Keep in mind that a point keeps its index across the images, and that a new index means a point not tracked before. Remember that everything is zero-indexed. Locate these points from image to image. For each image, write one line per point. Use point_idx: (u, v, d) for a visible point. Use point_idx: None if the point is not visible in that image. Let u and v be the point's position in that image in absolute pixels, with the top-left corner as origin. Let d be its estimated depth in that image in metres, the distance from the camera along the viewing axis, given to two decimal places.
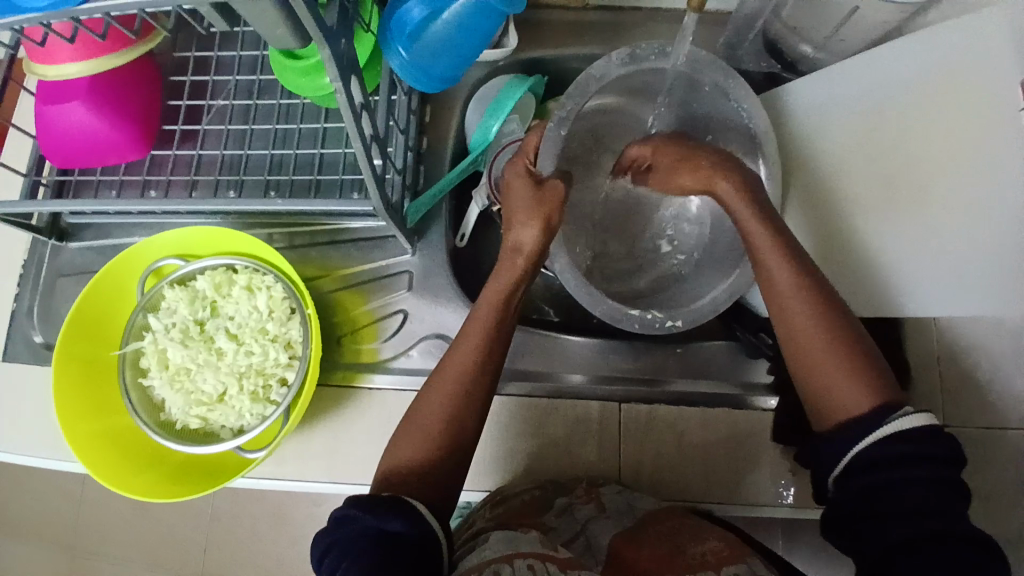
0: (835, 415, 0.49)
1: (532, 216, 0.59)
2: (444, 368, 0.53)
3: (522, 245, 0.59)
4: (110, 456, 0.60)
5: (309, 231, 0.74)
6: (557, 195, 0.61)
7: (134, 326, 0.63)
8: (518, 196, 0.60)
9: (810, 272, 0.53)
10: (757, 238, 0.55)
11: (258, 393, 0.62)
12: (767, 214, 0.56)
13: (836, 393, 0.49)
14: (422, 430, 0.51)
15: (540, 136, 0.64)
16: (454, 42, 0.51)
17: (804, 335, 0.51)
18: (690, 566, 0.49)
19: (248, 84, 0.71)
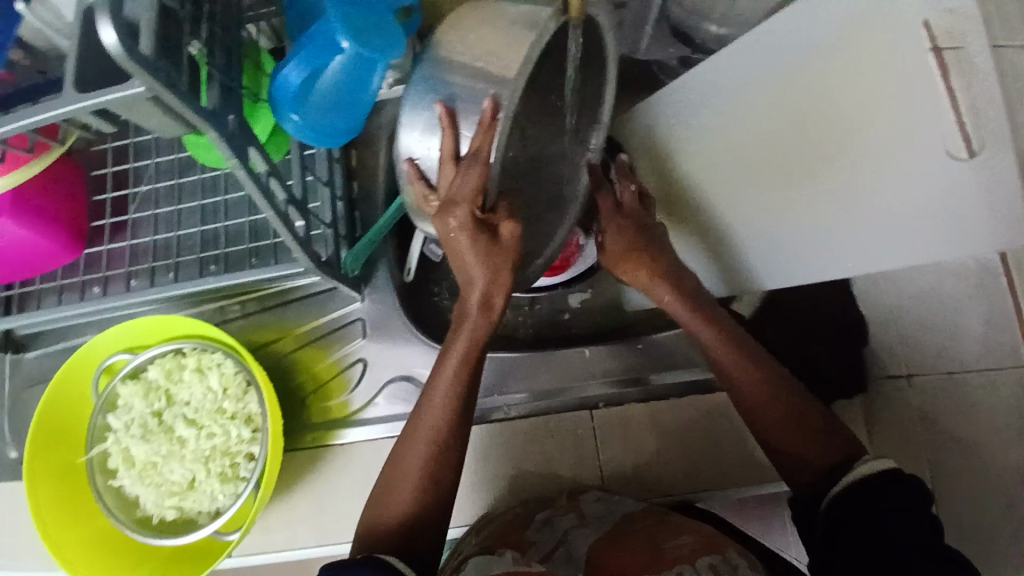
0: (805, 471, 0.54)
1: (492, 269, 0.51)
2: (420, 416, 0.54)
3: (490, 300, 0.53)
4: (94, 564, 0.59)
5: (259, 297, 0.73)
6: (512, 241, 0.52)
7: (95, 428, 0.63)
8: (466, 247, 0.50)
9: (748, 348, 0.58)
10: (704, 338, 0.59)
11: (227, 473, 0.61)
12: (695, 299, 0.60)
13: (806, 456, 0.54)
14: (401, 482, 0.53)
15: (482, 172, 0.48)
16: (343, 97, 0.51)
17: (768, 415, 0.56)
18: (668, 561, 0.50)
19: (169, 165, 0.71)
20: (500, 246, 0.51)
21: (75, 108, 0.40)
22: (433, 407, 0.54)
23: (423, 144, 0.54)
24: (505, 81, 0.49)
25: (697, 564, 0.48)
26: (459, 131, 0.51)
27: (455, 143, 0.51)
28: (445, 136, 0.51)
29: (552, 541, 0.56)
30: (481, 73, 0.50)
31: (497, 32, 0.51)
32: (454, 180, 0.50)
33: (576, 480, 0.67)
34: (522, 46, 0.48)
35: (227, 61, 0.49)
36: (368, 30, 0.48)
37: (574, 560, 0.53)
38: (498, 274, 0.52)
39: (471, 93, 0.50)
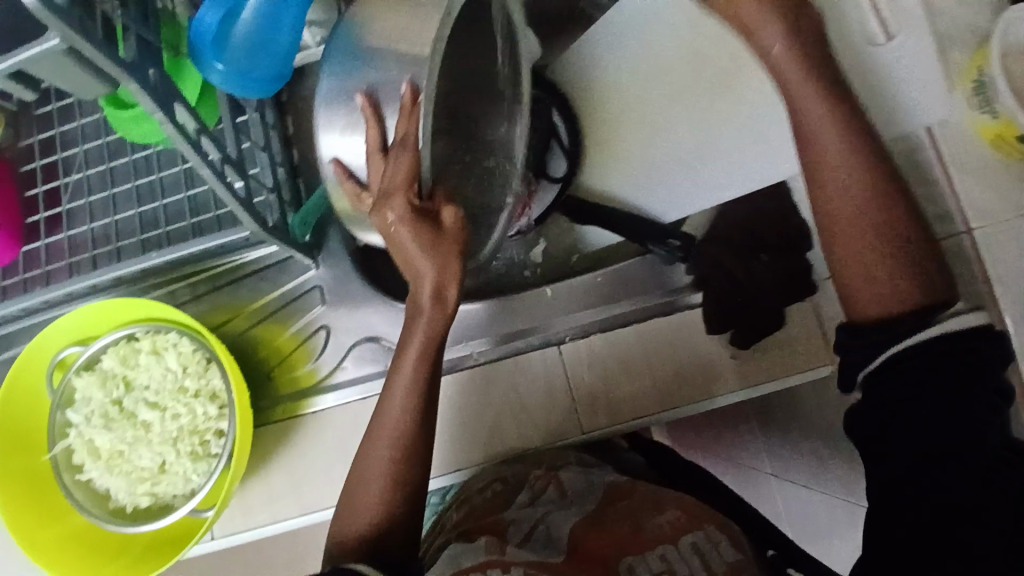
0: (869, 307, 0.48)
1: (438, 258, 0.50)
2: (383, 413, 0.55)
3: (443, 290, 0.52)
4: (76, 557, 0.59)
5: (209, 277, 0.71)
6: (456, 226, 0.51)
7: (56, 425, 0.61)
8: (409, 239, 0.50)
9: (869, 149, 0.49)
10: (809, 109, 0.50)
11: (197, 451, 0.60)
12: (834, 81, 0.51)
13: (882, 278, 0.48)
14: (370, 488, 0.54)
15: (413, 157, 0.47)
16: (264, 38, 0.50)
17: (845, 218, 0.49)
18: (648, 541, 0.52)
19: (98, 150, 0.68)
20: (443, 232, 0.50)
21: None
22: (394, 402, 0.54)
23: (345, 143, 0.54)
24: (419, 60, 0.51)
25: (677, 544, 0.50)
26: (383, 121, 0.52)
27: (380, 133, 0.52)
28: (370, 127, 0.51)
29: (531, 520, 0.57)
30: (396, 59, 0.52)
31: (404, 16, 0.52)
32: (385, 172, 0.49)
33: (549, 418, 0.67)
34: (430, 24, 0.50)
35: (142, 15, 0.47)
36: None
37: (553, 539, 0.54)
38: (444, 264, 0.51)
39: (388, 82, 0.52)
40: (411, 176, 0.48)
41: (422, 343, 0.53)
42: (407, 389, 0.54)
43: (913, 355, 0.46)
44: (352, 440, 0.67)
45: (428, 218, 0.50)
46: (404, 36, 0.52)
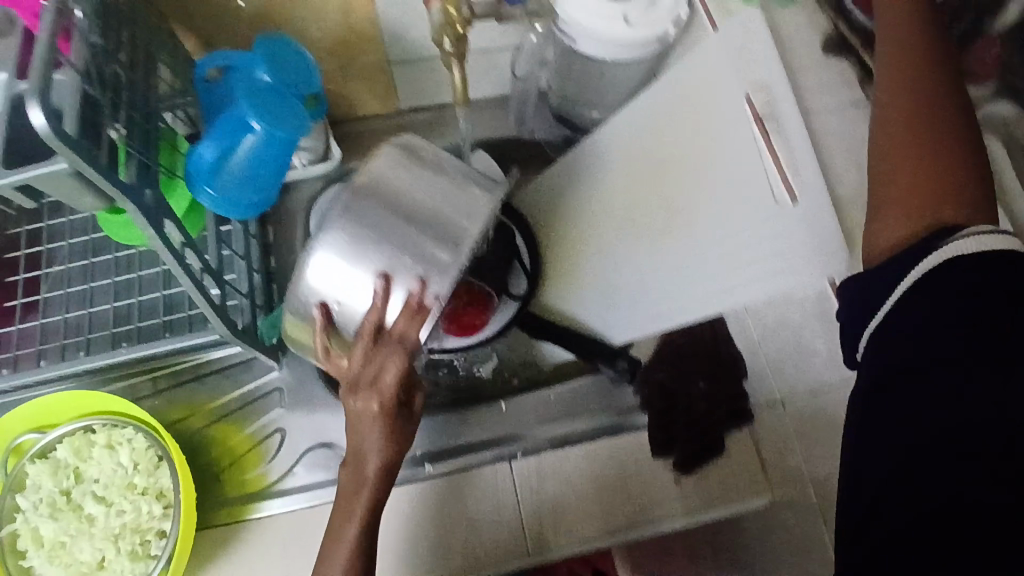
0: (885, 243, 0.50)
1: (400, 445, 0.52)
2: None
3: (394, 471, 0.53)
4: None
5: (171, 371, 0.73)
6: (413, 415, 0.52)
7: (3, 510, 0.60)
8: (367, 423, 0.50)
9: (933, 44, 0.53)
10: (896, 37, 0.54)
11: (137, 551, 0.59)
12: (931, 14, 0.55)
13: (891, 216, 0.50)
14: None
15: (406, 360, 0.49)
16: (251, 174, 0.56)
17: (902, 106, 0.51)
18: None
19: (84, 245, 0.72)
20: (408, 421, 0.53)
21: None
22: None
23: (337, 282, 0.50)
24: (444, 264, 0.50)
25: None
26: (387, 308, 0.50)
27: (379, 318, 0.50)
28: (374, 307, 0.49)
29: None
30: (415, 248, 0.50)
31: (428, 195, 0.51)
32: (369, 359, 0.50)
33: (497, 535, 0.67)
34: (459, 221, 0.51)
35: (144, 140, 0.54)
36: (274, 115, 0.55)
37: None
38: (396, 446, 0.52)
39: (408, 267, 0.50)
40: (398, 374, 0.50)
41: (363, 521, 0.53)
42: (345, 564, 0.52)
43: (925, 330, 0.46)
44: (295, 548, 0.66)
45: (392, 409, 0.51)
46: (431, 228, 0.50)
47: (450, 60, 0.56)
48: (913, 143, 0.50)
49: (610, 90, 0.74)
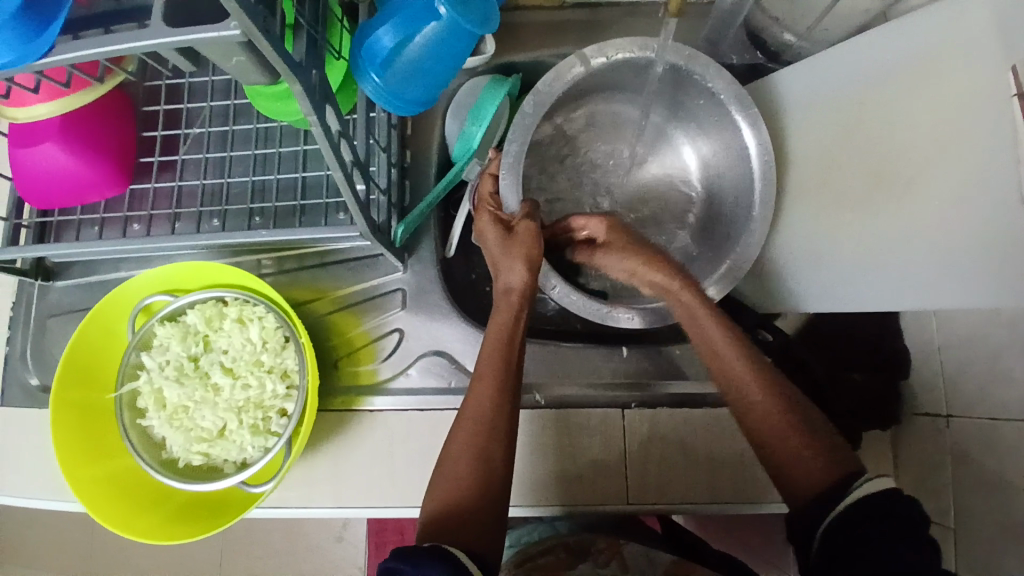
0: (800, 486, 0.49)
1: (514, 257, 0.59)
2: (466, 416, 0.55)
3: (513, 286, 0.59)
4: (114, 499, 0.59)
5: (298, 254, 0.73)
6: (529, 232, 0.60)
7: (127, 366, 0.62)
8: (493, 244, 0.61)
9: (743, 339, 0.57)
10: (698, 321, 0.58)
11: (258, 426, 0.61)
12: (710, 306, 0.59)
13: (798, 466, 0.50)
14: (452, 479, 0.53)
15: (491, 183, 0.65)
16: (427, 70, 0.49)
17: (754, 405, 0.54)
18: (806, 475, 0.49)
19: (223, 109, 0.70)
20: (512, 237, 0.60)
21: (161, 40, 0.37)
22: (478, 402, 0.55)
23: (508, 186, 0.63)
24: (517, 166, 0.62)
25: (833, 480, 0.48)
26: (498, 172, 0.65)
27: (490, 183, 0.65)
28: (484, 177, 0.65)
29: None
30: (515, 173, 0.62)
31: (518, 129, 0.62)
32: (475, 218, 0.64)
33: (601, 478, 0.66)
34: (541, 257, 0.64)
35: (314, 11, 0.47)
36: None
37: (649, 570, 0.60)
38: (514, 263, 0.59)
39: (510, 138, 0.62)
40: (491, 198, 0.64)
41: (501, 357, 0.56)
42: (493, 397, 0.55)
43: (862, 522, 0.44)
44: (400, 448, 0.67)
45: (502, 230, 0.61)
46: (518, 134, 0.62)
47: None
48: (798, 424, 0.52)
49: (826, 22, 0.65)
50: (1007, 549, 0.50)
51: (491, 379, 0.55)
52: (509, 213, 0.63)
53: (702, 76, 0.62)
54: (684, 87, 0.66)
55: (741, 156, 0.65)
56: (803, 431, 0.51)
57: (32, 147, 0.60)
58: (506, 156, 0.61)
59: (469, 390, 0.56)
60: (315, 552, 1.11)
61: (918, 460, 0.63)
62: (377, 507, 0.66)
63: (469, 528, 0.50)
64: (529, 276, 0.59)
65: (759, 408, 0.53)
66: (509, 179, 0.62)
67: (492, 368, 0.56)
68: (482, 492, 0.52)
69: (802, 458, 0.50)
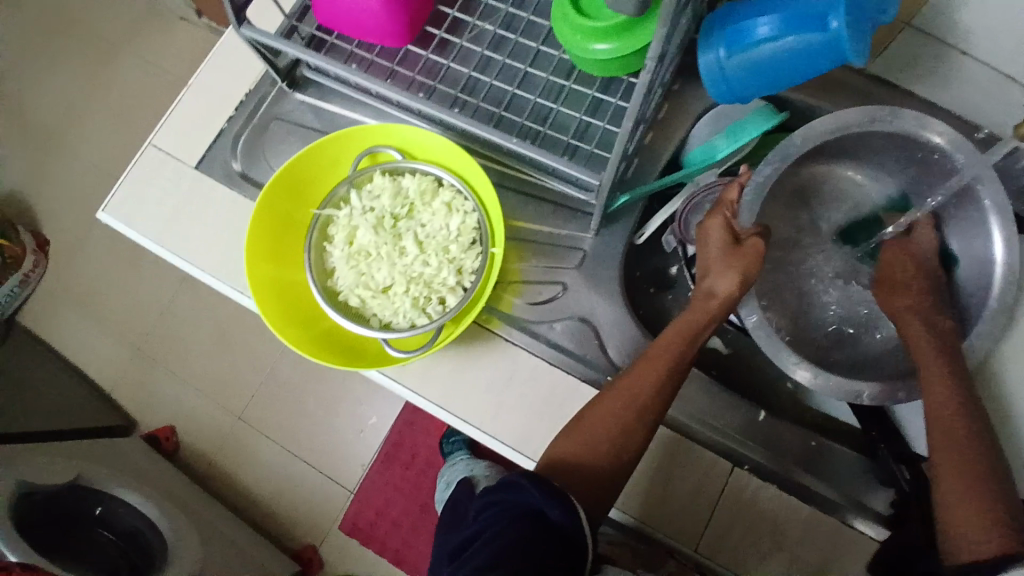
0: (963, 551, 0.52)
1: (730, 267, 0.59)
2: (620, 387, 0.58)
3: (715, 292, 0.60)
4: (274, 298, 0.64)
5: (506, 174, 0.75)
6: (754, 253, 0.59)
7: (336, 195, 0.67)
8: (714, 247, 0.61)
9: (964, 397, 0.56)
10: (926, 358, 0.57)
11: (419, 302, 0.64)
12: (947, 345, 0.58)
13: (968, 525, 0.52)
14: (590, 432, 0.57)
15: (737, 191, 0.63)
16: (771, 71, 0.49)
17: (952, 459, 0.54)
18: (981, 531, 0.51)
19: (512, 17, 0.73)
20: (737, 251, 0.60)
21: None
22: (643, 377, 0.57)
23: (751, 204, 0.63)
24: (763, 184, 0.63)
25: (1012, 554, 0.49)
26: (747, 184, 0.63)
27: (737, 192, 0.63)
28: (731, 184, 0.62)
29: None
30: (758, 191, 0.63)
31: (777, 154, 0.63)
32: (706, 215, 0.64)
33: (680, 512, 0.66)
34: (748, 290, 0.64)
35: None
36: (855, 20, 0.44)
37: None
38: (727, 272, 0.59)
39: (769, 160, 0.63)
40: (731, 205, 0.63)
41: (673, 353, 0.58)
42: (652, 382, 0.57)
43: None
44: (516, 390, 0.69)
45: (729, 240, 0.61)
46: (781, 153, 0.63)
47: None
48: (978, 486, 0.53)
49: None
50: None
51: (657, 368, 0.57)
52: (743, 228, 0.62)
53: (986, 201, 0.59)
54: (954, 204, 0.63)
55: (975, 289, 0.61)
56: (990, 500, 0.52)
57: None
58: (760, 175, 0.63)
59: (630, 367, 0.58)
60: None
61: None
62: (472, 426, 0.68)
63: (591, 477, 0.56)
64: (736, 290, 0.59)
65: (955, 460, 0.54)
66: (752, 194, 0.63)
67: (661, 357, 0.58)
68: (612, 453, 0.56)
69: (981, 521, 0.52)
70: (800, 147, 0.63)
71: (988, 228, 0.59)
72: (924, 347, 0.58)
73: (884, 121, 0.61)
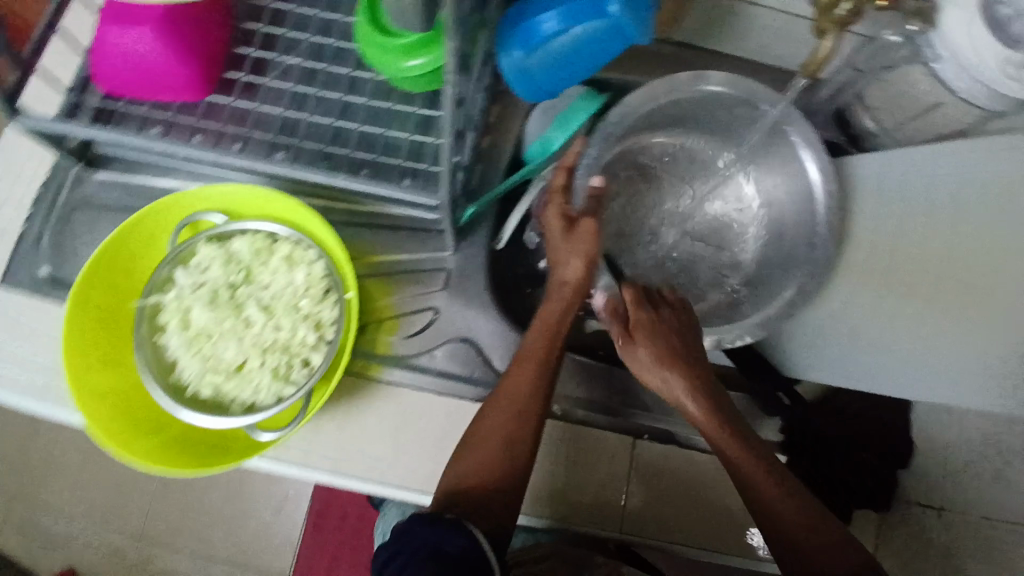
0: None
1: (574, 251, 0.58)
2: (501, 397, 0.56)
3: (567, 279, 0.59)
4: (108, 413, 0.56)
5: (348, 209, 0.71)
6: (590, 231, 0.58)
7: (157, 278, 0.59)
8: (555, 236, 0.59)
9: (746, 434, 0.55)
10: (694, 407, 0.55)
11: (280, 371, 0.59)
12: (717, 401, 0.56)
13: (821, 563, 0.52)
14: (481, 452, 0.55)
15: (565, 175, 0.61)
16: (572, 62, 0.49)
17: (768, 497, 0.54)
18: (830, 556, 0.52)
19: (320, 45, 0.66)
20: (576, 234, 0.59)
21: None
22: (518, 381, 0.56)
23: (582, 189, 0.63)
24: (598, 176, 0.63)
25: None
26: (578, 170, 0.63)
27: (566, 175, 0.61)
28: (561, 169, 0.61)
29: None
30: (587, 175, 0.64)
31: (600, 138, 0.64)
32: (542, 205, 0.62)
33: (601, 501, 0.66)
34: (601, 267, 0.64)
35: None
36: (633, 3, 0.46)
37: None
38: (572, 257, 0.58)
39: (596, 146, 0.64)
40: (562, 189, 0.61)
41: (543, 347, 0.57)
42: (530, 382, 0.56)
43: None
44: (412, 428, 0.66)
45: (567, 227, 0.59)
46: (602, 139, 0.64)
47: (824, 28, 0.49)
48: (814, 517, 0.53)
49: (917, 126, 0.67)
50: None
51: (531, 367, 0.56)
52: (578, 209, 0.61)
53: (794, 135, 0.64)
54: (771, 145, 0.67)
55: (805, 216, 0.66)
56: (815, 520, 0.53)
57: (127, 27, 0.57)
58: (585, 160, 0.63)
59: (509, 370, 0.57)
60: None
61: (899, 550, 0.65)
62: (373, 481, 0.64)
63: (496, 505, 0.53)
64: (584, 271, 0.58)
65: (785, 508, 0.53)
66: (581, 186, 0.63)
67: (533, 354, 0.57)
68: (506, 474, 0.54)
69: (833, 557, 0.52)
70: (616, 130, 0.65)
71: (800, 159, 0.65)
72: (691, 393, 0.55)
73: (676, 93, 0.64)
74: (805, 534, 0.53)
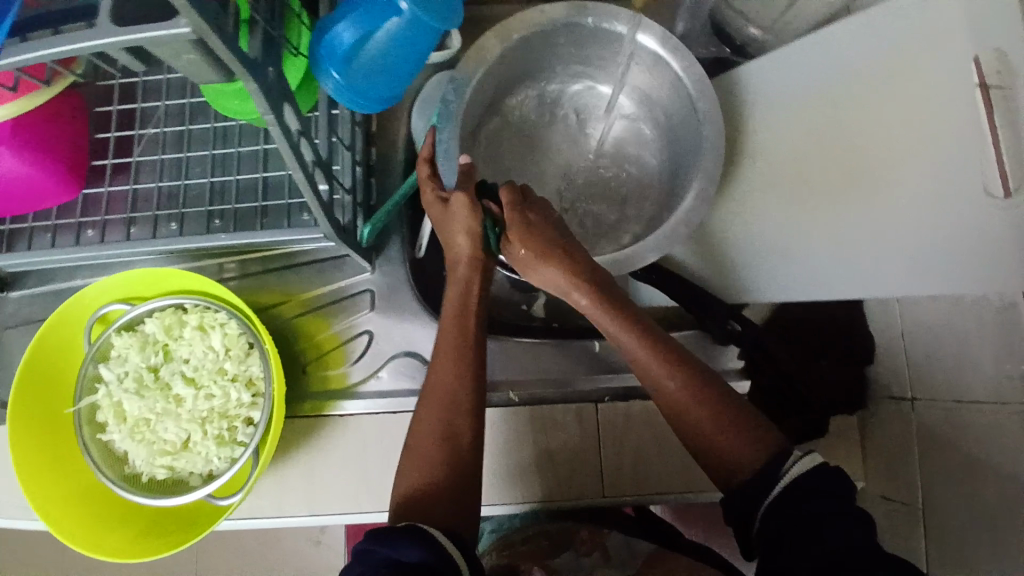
0: (734, 475, 0.49)
1: (455, 225, 0.56)
2: (428, 393, 0.53)
3: (460, 256, 0.56)
4: (75, 515, 0.57)
5: (261, 258, 0.71)
6: (463, 201, 0.55)
7: (85, 378, 0.60)
8: (436, 220, 0.58)
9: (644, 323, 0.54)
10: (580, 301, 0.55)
11: (224, 436, 0.59)
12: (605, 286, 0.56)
13: (729, 452, 0.49)
14: (418, 453, 0.51)
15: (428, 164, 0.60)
16: (392, 63, 0.48)
17: (679, 400, 0.52)
18: (749, 447, 0.49)
19: (179, 108, 0.67)
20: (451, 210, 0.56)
21: (109, 39, 0.35)
22: (441, 375, 0.53)
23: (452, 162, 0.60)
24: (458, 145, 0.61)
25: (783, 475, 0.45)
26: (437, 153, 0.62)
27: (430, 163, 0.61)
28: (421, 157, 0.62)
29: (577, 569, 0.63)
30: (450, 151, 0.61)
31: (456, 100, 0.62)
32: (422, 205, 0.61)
33: (579, 473, 0.66)
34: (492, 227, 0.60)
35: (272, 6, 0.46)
36: None
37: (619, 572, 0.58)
38: (455, 233, 0.56)
39: (448, 111, 0.62)
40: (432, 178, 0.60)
41: (456, 329, 0.55)
42: (454, 367, 0.53)
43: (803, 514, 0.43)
44: (376, 451, 0.66)
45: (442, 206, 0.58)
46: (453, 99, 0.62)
47: None
48: (714, 406, 0.51)
49: (791, 14, 0.67)
50: (982, 535, 0.50)
51: (451, 355, 0.54)
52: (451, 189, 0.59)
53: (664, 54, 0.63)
54: (651, 70, 0.66)
55: (690, 111, 0.64)
56: (722, 412, 0.50)
57: None
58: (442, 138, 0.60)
59: (430, 369, 0.54)
60: (291, 560, 1.07)
61: (885, 448, 0.64)
62: (352, 513, 0.65)
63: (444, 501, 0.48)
64: (472, 241, 0.55)
65: (682, 398, 0.52)
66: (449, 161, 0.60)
67: (449, 340, 0.54)
68: (450, 468, 0.50)
69: (730, 446, 0.49)
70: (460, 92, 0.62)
71: (677, 74, 0.63)
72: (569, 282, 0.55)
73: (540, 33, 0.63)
74: (708, 430, 0.50)
